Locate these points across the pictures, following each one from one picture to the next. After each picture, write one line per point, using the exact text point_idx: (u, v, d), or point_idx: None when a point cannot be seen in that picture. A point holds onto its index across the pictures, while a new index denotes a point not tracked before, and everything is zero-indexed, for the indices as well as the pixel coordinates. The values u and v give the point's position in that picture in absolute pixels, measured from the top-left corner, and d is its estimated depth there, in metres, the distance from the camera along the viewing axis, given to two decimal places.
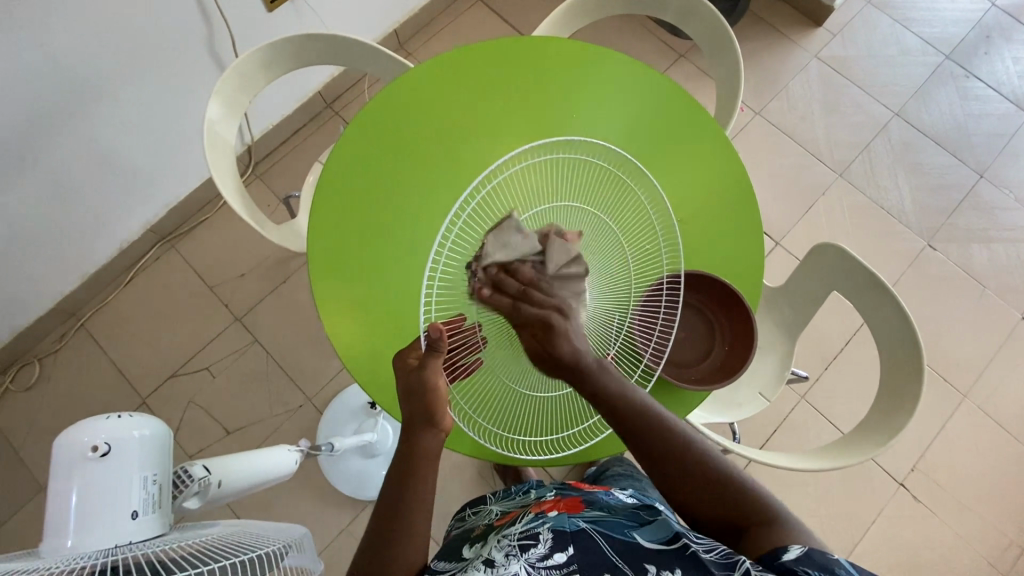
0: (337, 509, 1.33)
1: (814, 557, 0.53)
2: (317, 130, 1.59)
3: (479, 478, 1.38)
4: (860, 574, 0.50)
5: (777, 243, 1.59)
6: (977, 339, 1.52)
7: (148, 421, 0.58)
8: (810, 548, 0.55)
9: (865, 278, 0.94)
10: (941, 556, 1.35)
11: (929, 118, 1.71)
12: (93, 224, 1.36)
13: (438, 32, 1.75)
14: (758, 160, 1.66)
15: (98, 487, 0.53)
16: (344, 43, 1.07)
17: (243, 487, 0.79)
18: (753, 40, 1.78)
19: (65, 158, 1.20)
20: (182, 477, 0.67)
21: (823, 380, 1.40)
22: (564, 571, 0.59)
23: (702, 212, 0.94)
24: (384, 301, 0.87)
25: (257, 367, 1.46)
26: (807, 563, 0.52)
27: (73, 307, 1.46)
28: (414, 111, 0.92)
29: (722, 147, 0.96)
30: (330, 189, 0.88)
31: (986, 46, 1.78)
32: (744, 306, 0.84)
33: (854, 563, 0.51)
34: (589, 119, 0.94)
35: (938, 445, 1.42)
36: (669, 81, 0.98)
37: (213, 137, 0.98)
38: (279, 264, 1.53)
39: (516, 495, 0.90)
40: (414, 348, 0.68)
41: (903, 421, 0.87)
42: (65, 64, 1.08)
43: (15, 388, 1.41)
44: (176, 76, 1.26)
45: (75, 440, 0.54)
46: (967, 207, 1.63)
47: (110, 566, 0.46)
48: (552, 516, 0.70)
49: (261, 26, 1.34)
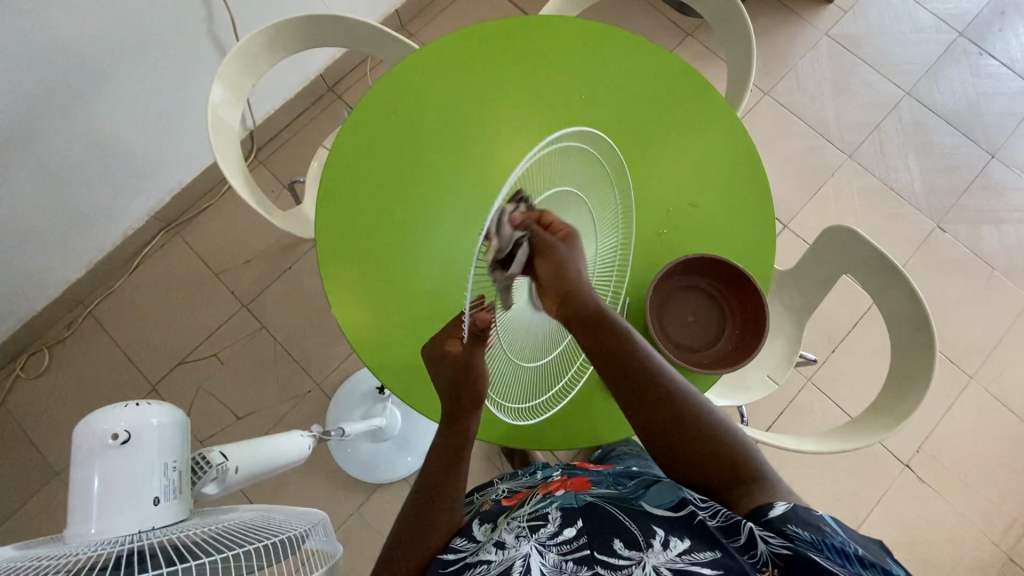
0: (347, 492, 1.35)
1: (799, 513, 0.54)
2: (320, 114, 1.57)
3: (488, 461, 1.40)
4: (841, 529, 0.53)
5: (784, 226, 1.58)
6: (986, 320, 1.51)
7: (165, 409, 0.58)
8: (794, 504, 0.56)
9: (878, 262, 0.93)
10: (945, 534, 1.37)
11: (941, 98, 1.68)
12: (98, 210, 1.35)
13: (440, 12, 1.72)
14: (767, 142, 1.64)
15: (116, 475, 0.54)
16: (348, 23, 1.05)
17: (259, 472, 0.79)
18: (762, 17, 1.74)
19: (67, 144, 1.18)
20: (200, 462, 0.68)
21: (830, 362, 1.40)
22: (574, 544, 0.60)
23: (712, 197, 0.93)
24: (396, 301, 0.86)
25: (265, 352, 1.47)
26: (792, 520, 0.53)
27: (80, 295, 1.46)
28: (417, 105, 0.90)
29: (733, 132, 0.95)
30: (336, 194, 0.87)
31: (1000, 22, 1.74)
32: (756, 291, 0.83)
33: (837, 520, 0.53)
34: (601, 104, 0.93)
35: (943, 427, 1.43)
36: (671, 54, 0.96)
37: (217, 121, 0.96)
38: (284, 250, 1.53)
39: (523, 475, 0.91)
40: (453, 336, 0.65)
41: (913, 403, 0.88)
42: (66, 48, 1.06)
43: (26, 375, 1.42)
44: (177, 59, 1.24)
45: (96, 427, 0.54)
46: (978, 187, 1.61)
47: (135, 551, 0.47)
48: (560, 495, 0.71)
49: (262, 9, 1.31)
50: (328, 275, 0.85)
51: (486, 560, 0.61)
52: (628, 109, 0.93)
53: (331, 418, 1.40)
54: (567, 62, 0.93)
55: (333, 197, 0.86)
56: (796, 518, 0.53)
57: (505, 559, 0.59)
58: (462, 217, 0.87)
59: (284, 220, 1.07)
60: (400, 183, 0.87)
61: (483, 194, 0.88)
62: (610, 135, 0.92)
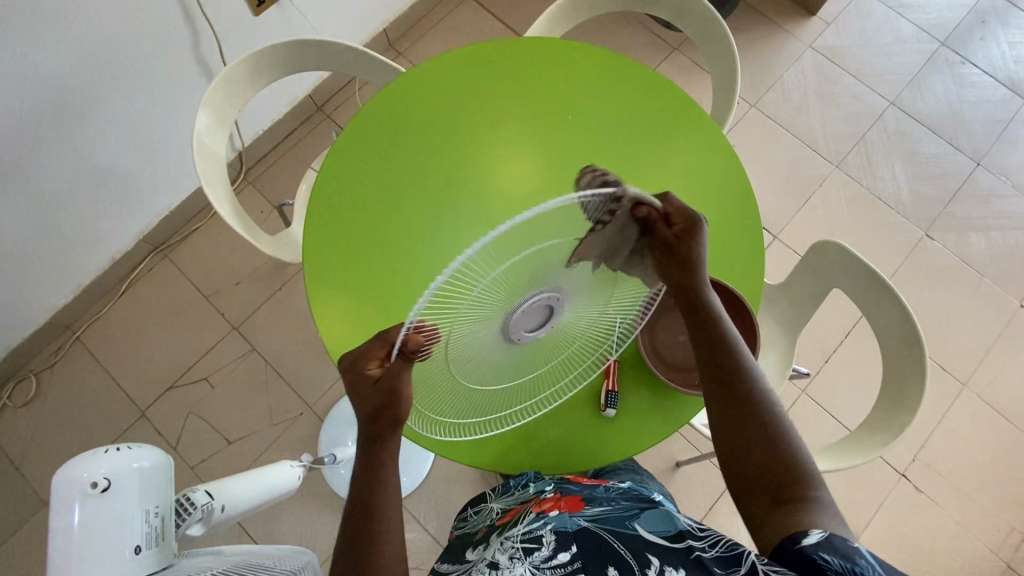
0: (340, 516, 1.33)
1: (833, 543, 0.52)
2: (309, 134, 1.57)
3: (483, 480, 1.38)
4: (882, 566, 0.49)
5: (775, 237, 1.58)
6: (977, 327, 1.52)
7: (148, 453, 0.60)
8: (829, 533, 0.54)
9: (867, 277, 0.93)
10: (944, 544, 1.36)
11: (925, 107, 1.70)
12: (85, 236, 1.34)
13: (429, 30, 1.73)
14: (754, 153, 1.65)
15: (96, 523, 0.54)
16: (333, 48, 1.05)
17: (246, 509, 0.78)
18: (746, 31, 1.76)
19: (53, 172, 1.18)
20: (184, 504, 0.67)
21: (823, 373, 1.41)
22: (569, 569, 0.59)
23: (701, 215, 0.93)
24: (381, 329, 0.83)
25: (256, 375, 1.45)
26: (828, 550, 0.51)
27: (67, 321, 1.44)
28: (399, 143, 0.89)
29: (720, 150, 0.95)
30: (323, 223, 0.86)
31: (980, 31, 1.76)
32: (746, 310, 0.83)
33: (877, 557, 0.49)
34: (589, 124, 0.93)
35: (939, 435, 1.43)
36: (649, 72, 0.97)
37: (202, 149, 0.96)
38: (275, 271, 1.52)
39: (518, 488, 0.84)
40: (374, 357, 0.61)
41: (906, 420, 0.88)
42: (50, 77, 1.06)
43: (14, 403, 1.40)
44: (164, 85, 1.24)
45: (75, 476, 0.55)
46: (964, 195, 1.63)
47: None
48: (553, 516, 0.68)
49: (249, 32, 1.32)
50: (316, 297, 0.84)
51: None
52: (615, 129, 0.93)
53: (324, 440, 1.38)
54: (557, 84, 0.94)
55: (321, 229, 0.86)
56: (830, 551, 0.51)
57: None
58: (450, 232, 0.86)
59: (271, 246, 1.06)
60: (388, 203, 0.87)
61: (471, 208, 0.87)
62: (597, 155, 0.92)
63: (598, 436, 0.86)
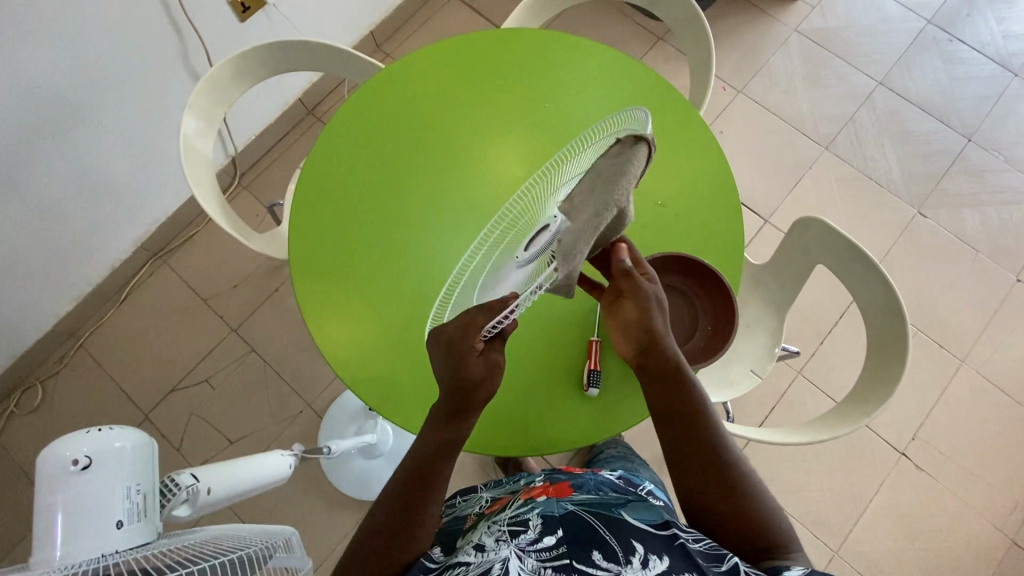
0: (340, 511, 1.34)
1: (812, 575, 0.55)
2: (301, 138, 1.60)
3: (481, 472, 1.39)
4: None
5: (765, 221, 1.59)
6: (974, 304, 1.51)
7: (129, 434, 0.63)
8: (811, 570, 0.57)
9: (848, 249, 0.93)
10: (947, 522, 1.35)
11: (914, 86, 1.70)
12: (85, 244, 1.37)
13: (415, 32, 1.75)
14: (743, 140, 1.66)
15: (79, 499, 0.59)
16: (316, 48, 1.07)
17: (235, 493, 0.80)
18: (731, 17, 1.77)
19: (49, 183, 1.21)
20: (169, 486, 0.70)
21: (818, 354, 1.40)
22: (554, 553, 0.59)
23: (679, 202, 0.92)
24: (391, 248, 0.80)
25: (256, 375, 1.47)
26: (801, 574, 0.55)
27: (70, 328, 1.47)
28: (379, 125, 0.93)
29: (700, 144, 0.94)
30: (307, 203, 0.90)
31: (968, 8, 1.76)
32: (726, 288, 0.83)
33: None
34: (581, 90, 0.95)
35: (938, 412, 1.42)
36: (650, 71, 0.97)
37: (190, 151, 0.98)
38: (271, 272, 1.54)
39: (507, 482, 0.88)
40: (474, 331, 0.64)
41: (888, 392, 0.88)
42: (41, 88, 1.08)
43: (21, 411, 1.43)
44: (153, 91, 1.26)
45: (59, 454, 0.59)
46: (955, 172, 1.62)
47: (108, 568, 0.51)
48: (541, 501, 0.70)
49: (235, 37, 1.34)
50: (301, 282, 0.87)
51: (464, 561, 0.61)
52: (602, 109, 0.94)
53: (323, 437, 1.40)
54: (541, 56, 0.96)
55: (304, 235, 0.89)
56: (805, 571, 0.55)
57: (484, 561, 0.58)
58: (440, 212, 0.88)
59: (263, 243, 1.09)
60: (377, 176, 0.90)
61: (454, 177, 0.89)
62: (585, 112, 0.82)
63: (583, 420, 0.87)
